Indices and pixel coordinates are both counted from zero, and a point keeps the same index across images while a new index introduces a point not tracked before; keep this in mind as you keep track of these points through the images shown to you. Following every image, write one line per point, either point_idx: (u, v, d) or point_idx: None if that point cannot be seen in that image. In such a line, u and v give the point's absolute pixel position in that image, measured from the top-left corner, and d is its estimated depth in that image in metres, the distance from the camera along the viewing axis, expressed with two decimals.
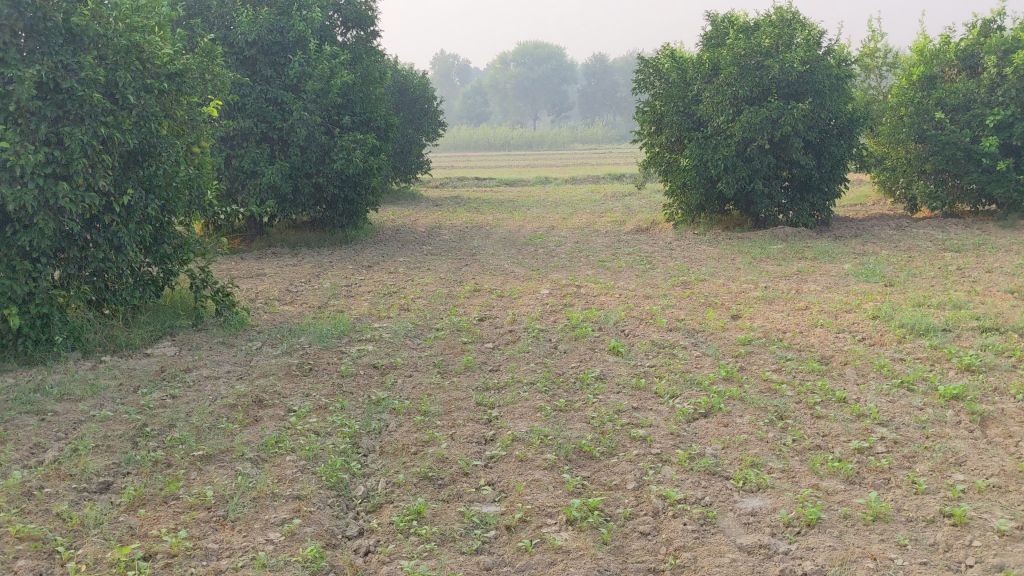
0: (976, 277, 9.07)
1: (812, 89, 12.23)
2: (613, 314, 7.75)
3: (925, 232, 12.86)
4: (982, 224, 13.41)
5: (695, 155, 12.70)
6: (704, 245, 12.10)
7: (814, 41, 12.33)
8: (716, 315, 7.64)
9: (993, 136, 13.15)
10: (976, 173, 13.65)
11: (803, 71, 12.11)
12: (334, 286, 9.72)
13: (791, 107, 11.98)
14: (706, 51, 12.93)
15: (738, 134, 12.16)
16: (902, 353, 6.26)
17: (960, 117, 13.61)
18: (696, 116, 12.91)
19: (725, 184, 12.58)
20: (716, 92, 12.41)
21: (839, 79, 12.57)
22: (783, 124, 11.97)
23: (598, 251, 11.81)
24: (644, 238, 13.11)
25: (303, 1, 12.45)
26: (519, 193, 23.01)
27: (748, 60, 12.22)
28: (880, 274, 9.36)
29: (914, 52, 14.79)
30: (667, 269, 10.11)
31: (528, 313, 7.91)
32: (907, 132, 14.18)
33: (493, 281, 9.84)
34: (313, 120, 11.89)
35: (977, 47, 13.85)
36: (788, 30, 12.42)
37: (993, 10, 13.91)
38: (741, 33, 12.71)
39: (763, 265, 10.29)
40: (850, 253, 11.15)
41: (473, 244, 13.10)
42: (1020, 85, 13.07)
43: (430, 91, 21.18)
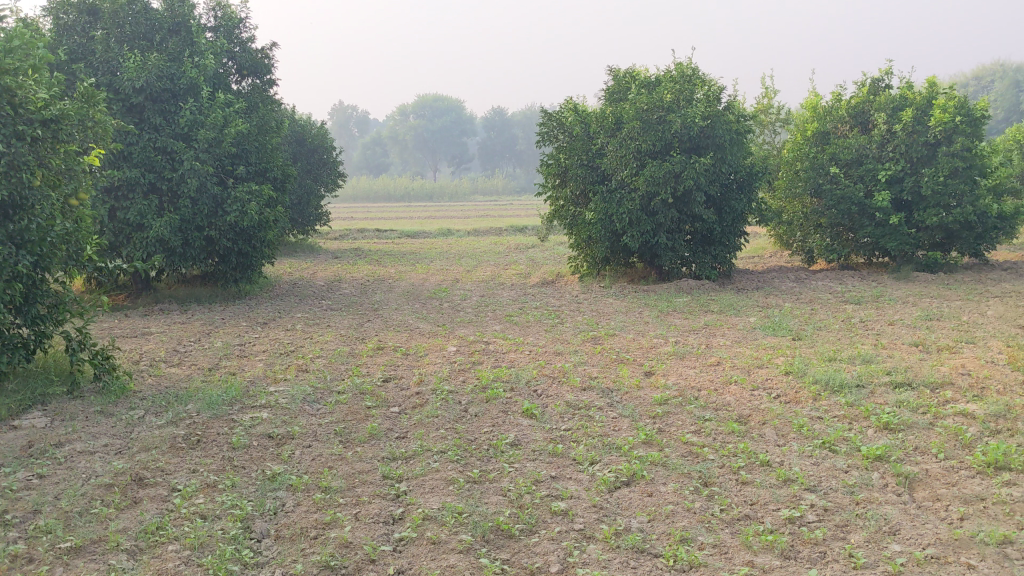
0: (880, 330, 9.13)
1: (713, 144, 12.34)
2: (523, 373, 7.44)
3: (824, 285, 13.04)
4: (878, 276, 13.69)
5: (600, 208, 12.63)
6: (611, 298, 11.97)
7: (714, 96, 12.47)
8: (630, 373, 7.42)
9: (885, 191, 13.51)
10: (870, 226, 13.98)
11: (704, 126, 12.22)
12: (226, 345, 9.16)
13: (693, 161, 12.05)
14: (609, 105, 12.94)
15: (642, 187, 12.15)
16: (820, 411, 6.14)
17: (854, 172, 13.95)
18: (600, 169, 12.87)
19: (630, 237, 12.52)
20: (620, 145, 12.40)
21: (739, 134, 12.74)
22: (686, 178, 12.01)
23: (504, 305, 11.55)
24: (550, 291, 12.92)
25: (195, 48, 12.03)
26: (421, 245, 22.67)
27: (651, 114, 12.27)
28: (788, 327, 9.34)
29: (807, 109, 15.21)
30: (576, 324, 9.90)
31: (435, 373, 7.54)
32: (803, 187, 14.47)
33: (397, 338, 9.44)
34: (205, 171, 11.37)
35: (867, 104, 14.31)
36: (689, 85, 12.55)
37: (881, 69, 14.40)
38: (643, 87, 12.78)
39: (671, 318, 10.19)
40: (754, 306, 11.17)
41: (374, 299, 12.67)
42: (909, 141, 13.52)
43: (329, 141, 20.75)
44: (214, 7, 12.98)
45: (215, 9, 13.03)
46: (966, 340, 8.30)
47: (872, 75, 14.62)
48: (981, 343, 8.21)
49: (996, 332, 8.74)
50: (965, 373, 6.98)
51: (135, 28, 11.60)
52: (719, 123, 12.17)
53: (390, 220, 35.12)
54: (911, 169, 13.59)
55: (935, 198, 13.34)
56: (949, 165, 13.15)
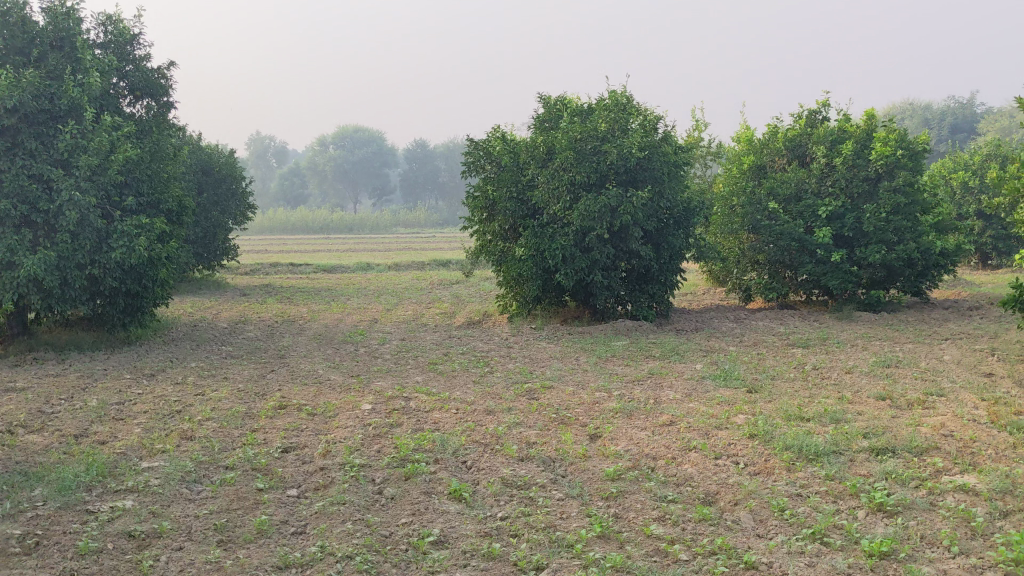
0: (839, 380, 8.32)
1: (650, 177, 11.54)
2: (450, 438, 6.38)
3: (766, 325, 12.32)
4: (819, 315, 13.05)
5: (530, 244, 11.67)
6: (542, 342, 11.00)
7: (651, 126, 11.69)
8: (572, 436, 6.42)
9: (826, 227, 12.91)
10: (810, 264, 13.33)
11: (641, 157, 11.41)
12: (102, 404, 7.87)
13: (630, 195, 11.22)
14: (539, 134, 12.05)
15: (576, 222, 11.25)
16: (798, 487, 5.23)
17: (793, 208, 13.33)
18: (530, 202, 11.95)
19: (563, 276, 11.60)
20: (552, 177, 11.49)
21: (677, 167, 11.97)
22: (622, 213, 11.16)
23: (428, 351, 10.47)
24: (476, 334, 11.89)
25: (79, 64, 10.76)
26: (338, 281, 21.41)
27: (584, 144, 11.41)
28: (739, 377, 8.47)
29: (741, 141, 14.61)
30: (507, 374, 8.86)
31: (345, 441, 6.42)
32: (741, 222, 13.80)
33: (304, 394, 8.27)
34: (87, 202, 10.08)
35: (804, 137, 13.77)
36: (623, 114, 11.74)
37: (818, 101, 13.87)
38: (575, 116, 11.94)
39: (612, 366, 9.25)
40: (698, 350, 10.33)
41: (281, 343, 11.44)
42: (850, 175, 12.97)
43: (238, 171, 19.41)
44: (103, 21, 11.72)
45: (105, 24, 11.77)
46: (935, 392, 7.54)
47: (809, 107, 14.10)
48: (952, 395, 7.45)
49: (963, 381, 8.02)
50: (947, 433, 6.17)
51: (9, 42, 10.29)
52: (656, 154, 11.39)
53: (306, 254, 33.67)
54: (852, 205, 13.04)
55: (876, 235, 12.78)
56: (891, 201, 12.62)
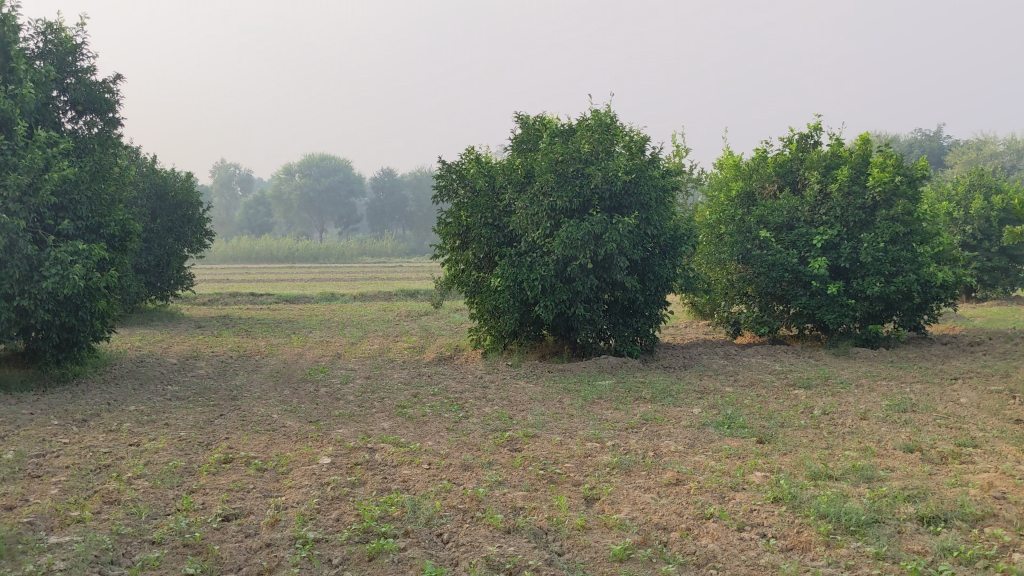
0: (856, 428, 7.47)
1: (636, 203, 10.72)
2: (423, 502, 5.42)
3: (759, 362, 11.50)
4: (814, 351, 12.27)
5: (507, 274, 10.77)
6: (521, 381, 10.07)
7: (639, 147, 10.87)
8: (566, 500, 5.48)
9: (821, 258, 12.15)
10: (803, 296, 12.58)
11: (627, 182, 10.59)
12: (19, 457, 6.81)
13: (616, 221, 10.40)
14: (517, 156, 11.21)
15: (557, 251, 10.39)
16: (845, 570, 4.32)
17: (785, 237, 12.60)
18: (507, 229, 11.07)
19: (543, 309, 10.71)
20: (531, 202, 10.63)
21: (665, 192, 11.16)
22: (608, 241, 10.31)
23: (395, 392, 9.50)
24: (448, 372, 10.93)
25: (12, 74, 9.75)
26: (299, 312, 20.37)
27: (567, 166, 10.59)
28: (745, 424, 7.59)
29: (727, 167, 13.87)
30: (484, 420, 7.91)
31: (298, 507, 5.43)
32: (729, 252, 13.02)
33: (254, 444, 7.25)
34: (17, 225, 9.02)
35: (795, 162, 13.06)
36: (608, 135, 10.92)
37: (809, 124, 13.17)
38: (556, 137, 11.11)
39: (600, 411, 8.32)
40: (691, 391, 9.45)
41: (232, 383, 10.40)
42: (845, 203, 12.26)
43: (195, 196, 18.37)
44: (43, 31, 10.74)
45: (44, 33, 10.78)
46: (968, 442, 6.69)
47: (799, 131, 13.40)
48: (989, 446, 6.61)
49: (994, 429, 7.18)
50: (1002, 495, 5.32)
51: None
52: (644, 178, 10.58)
53: (269, 283, 32.55)
54: (847, 234, 12.31)
55: (874, 266, 12.04)
56: (889, 230, 11.90)
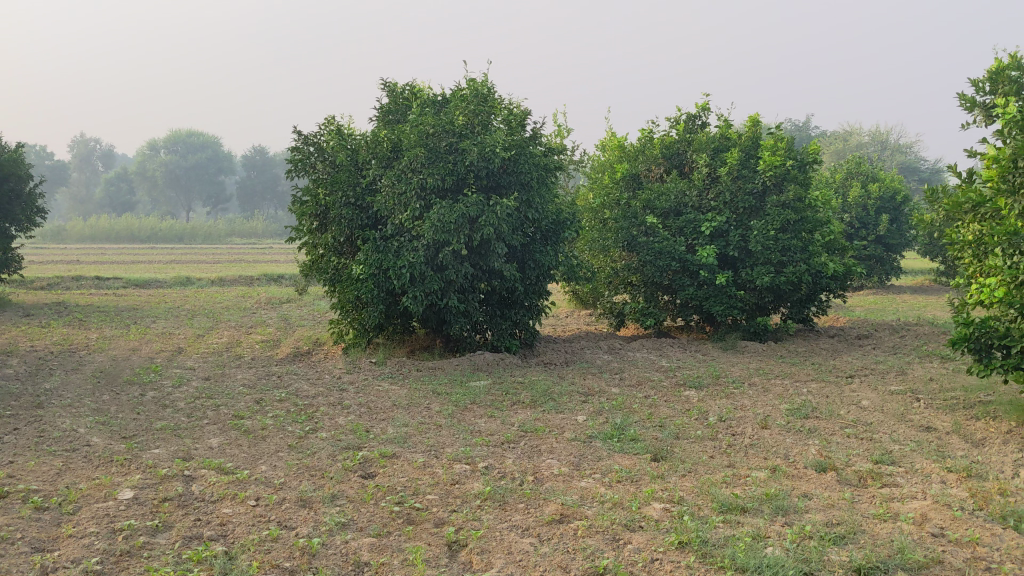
0: (759, 439, 6.61)
1: (515, 183, 9.66)
2: (239, 560, 4.20)
3: (645, 357, 10.64)
4: (701, 345, 11.52)
5: (369, 260, 9.49)
6: (384, 382, 8.87)
7: (519, 121, 9.78)
8: (425, 549, 4.36)
9: (710, 246, 11.37)
10: (691, 287, 11.79)
11: (505, 159, 9.51)
12: None
13: (493, 203, 9.30)
14: (383, 128, 9.95)
15: (426, 235, 9.20)
16: None
17: (673, 223, 11.77)
18: (371, 210, 9.81)
19: (410, 300, 9.50)
20: (398, 179, 9.40)
21: (546, 172, 10.14)
22: (484, 224, 9.21)
23: (235, 398, 8.16)
24: (302, 372, 9.63)
25: None
26: (147, 298, 18.53)
27: (438, 140, 9.42)
28: (637, 436, 6.62)
29: (612, 146, 12.96)
30: (335, 435, 6.70)
31: (71, 569, 4.12)
32: (614, 238, 12.12)
33: (41, 472, 5.83)
34: None
35: (683, 144, 12.24)
36: (484, 107, 9.79)
37: (697, 104, 12.38)
38: (427, 107, 9.90)
39: (472, 421, 7.23)
40: (574, 392, 8.46)
41: (41, 386, 8.82)
42: (735, 188, 11.51)
43: (24, 169, 16.35)
44: None
45: None
46: (886, 460, 5.92)
47: (687, 111, 12.60)
48: (909, 464, 5.84)
49: (909, 443, 6.46)
50: (940, 533, 4.51)
51: None
52: (523, 155, 9.52)
53: (122, 266, 30.17)
54: (736, 221, 11.59)
55: (764, 255, 11.36)
56: (781, 217, 11.22)
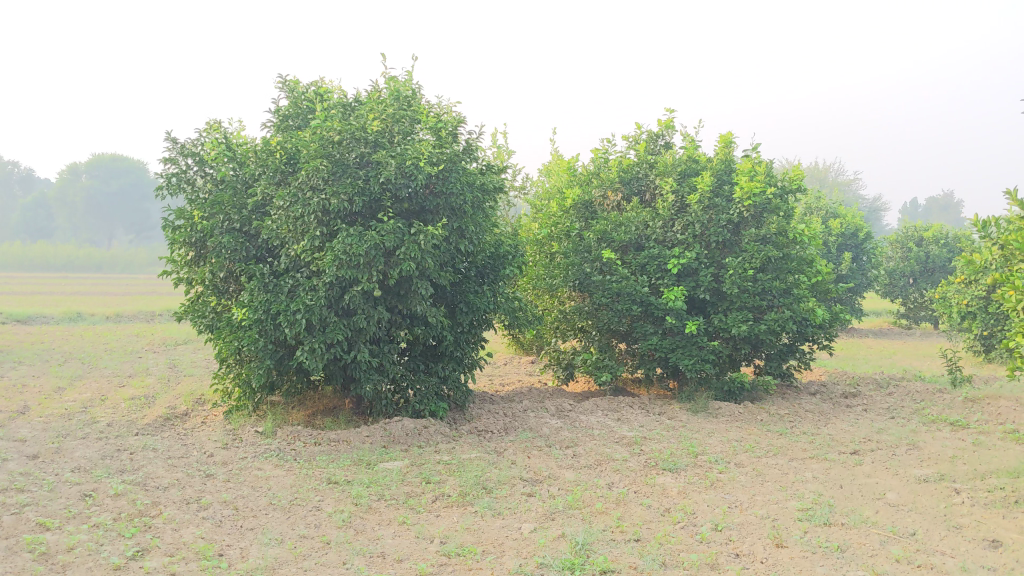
0: (779, 567, 4.69)
1: (445, 206, 7.66)
2: None
3: (601, 423, 8.69)
4: (666, 407, 9.64)
5: (255, 302, 7.38)
6: (267, 465, 6.75)
7: (448, 129, 7.79)
8: None
9: (679, 287, 9.49)
10: (654, 335, 9.89)
11: (432, 176, 7.51)
12: None
13: (414, 231, 7.29)
14: (278, 135, 7.89)
15: (328, 269, 7.15)
16: None
17: (633, 259, 9.89)
18: (260, 238, 7.72)
19: (307, 355, 7.39)
20: (293, 199, 7.34)
21: (484, 194, 8.16)
22: (402, 258, 7.19)
23: (54, 491, 5.96)
24: (164, 446, 7.44)
25: None
26: (21, 338, 16.02)
27: (345, 150, 7.39)
28: (609, 564, 4.64)
29: (561, 168, 11.07)
30: (167, 566, 4.58)
31: None
32: (563, 277, 10.19)
33: None
34: None
35: (645, 166, 10.39)
36: (407, 112, 7.79)
37: (661, 120, 10.57)
38: (335, 110, 7.87)
39: (375, 534, 5.18)
40: (516, 479, 6.45)
41: None
42: (708, 217, 9.68)
43: None
44: None
45: None
46: None
47: (647, 130, 10.78)
48: None
49: None
50: None
51: None
52: (455, 172, 7.54)
53: (15, 298, 27.31)
54: (708, 258, 9.75)
55: (741, 299, 9.54)
56: (762, 254, 9.43)
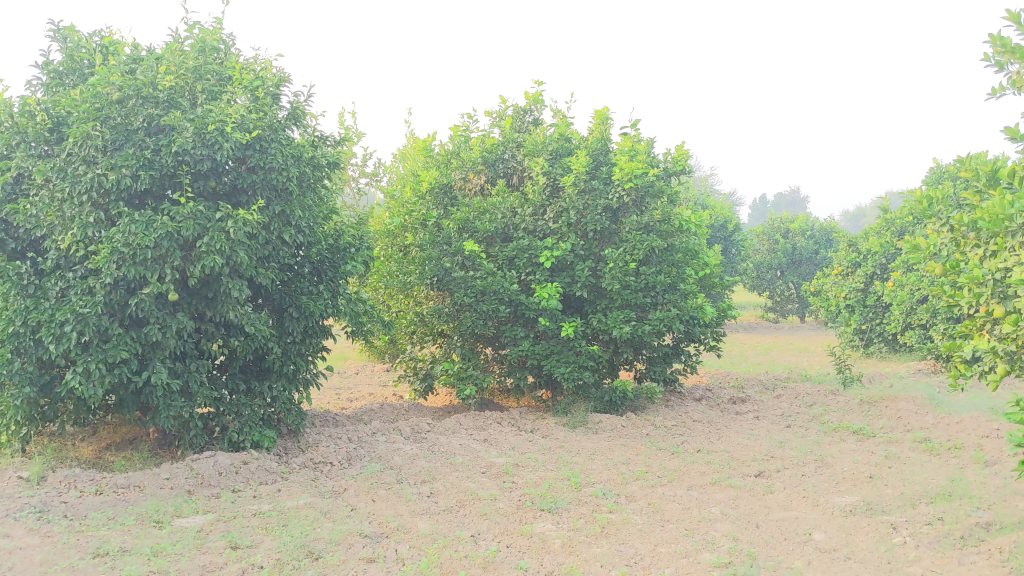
0: None
1: (265, 186, 6.09)
2: None
3: (464, 446, 7.29)
4: (541, 422, 8.33)
5: (9, 311, 5.63)
6: (19, 530, 5.02)
7: (268, 89, 6.23)
8: None
9: (552, 283, 8.21)
10: (525, 339, 8.58)
11: (245, 146, 5.92)
12: None
13: (220, 216, 5.70)
14: (46, 95, 6.13)
15: (105, 267, 5.49)
16: None
17: (499, 252, 8.54)
18: (20, 227, 5.95)
19: (82, 378, 5.68)
20: (60, 175, 5.63)
21: (317, 172, 6.61)
22: (205, 250, 5.59)
23: None
24: None
25: None
26: None
27: (129, 112, 5.72)
28: None
29: (415, 149, 9.61)
30: None
31: None
32: (418, 274, 8.74)
33: None
34: None
35: (512, 146, 9.06)
36: (215, 68, 6.17)
37: (528, 93, 9.27)
38: (122, 63, 6.17)
39: None
40: (354, 535, 4.96)
41: None
42: (585, 202, 8.42)
43: None
44: None
45: None
46: None
47: (513, 105, 9.44)
48: None
49: None
50: None
51: None
52: (275, 142, 6.00)
53: None
54: (584, 249, 8.51)
55: (622, 297, 8.33)
56: (645, 244, 8.25)
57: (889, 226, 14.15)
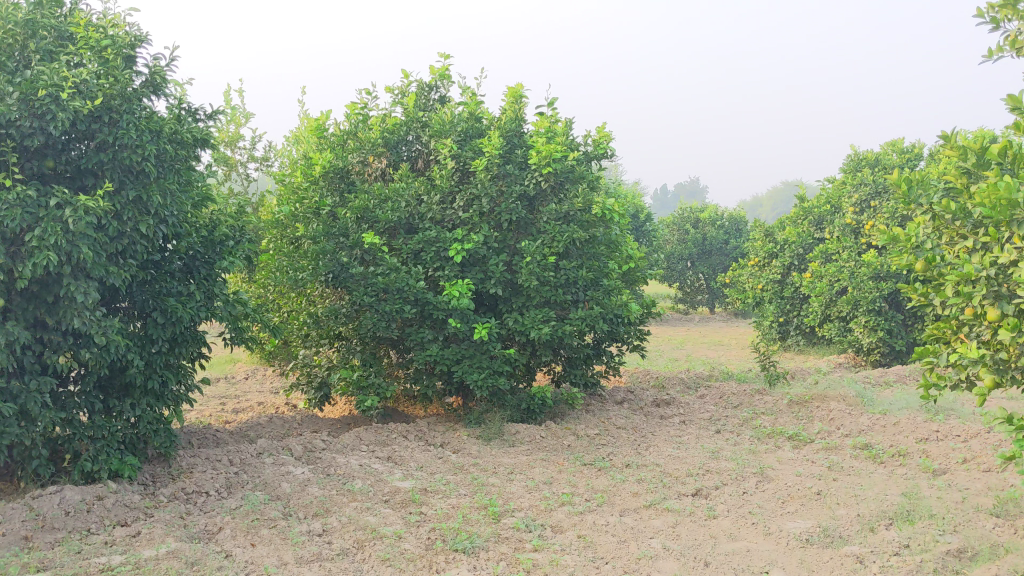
0: None
1: (116, 166, 5.05)
2: None
3: (364, 467, 6.37)
4: (451, 434, 7.47)
5: None
6: None
7: (120, 49, 5.19)
8: None
9: (463, 280, 7.35)
10: (432, 342, 7.69)
11: (89, 118, 4.87)
12: None
13: (56, 203, 4.65)
14: None
15: None
16: None
17: (403, 244, 7.63)
18: None
19: None
20: None
21: (186, 151, 5.60)
22: (38, 245, 4.54)
23: None
24: None
25: None
26: None
27: None
28: None
29: (307, 129, 8.60)
30: None
31: None
32: (312, 270, 7.76)
33: None
34: None
35: (416, 126, 8.15)
36: (52, 23, 5.08)
37: (433, 67, 8.37)
38: None
39: None
40: None
41: None
42: (498, 188, 7.58)
43: None
44: None
45: None
46: None
47: (417, 80, 8.53)
48: None
49: None
50: None
51: None
52: (128, 113, 4.97)
53: None
54: (498, 241, 7.68)
55: (540, 293, 7.53)
56: (566, 235, 7.46)
57: (806, 215, 13.75)
